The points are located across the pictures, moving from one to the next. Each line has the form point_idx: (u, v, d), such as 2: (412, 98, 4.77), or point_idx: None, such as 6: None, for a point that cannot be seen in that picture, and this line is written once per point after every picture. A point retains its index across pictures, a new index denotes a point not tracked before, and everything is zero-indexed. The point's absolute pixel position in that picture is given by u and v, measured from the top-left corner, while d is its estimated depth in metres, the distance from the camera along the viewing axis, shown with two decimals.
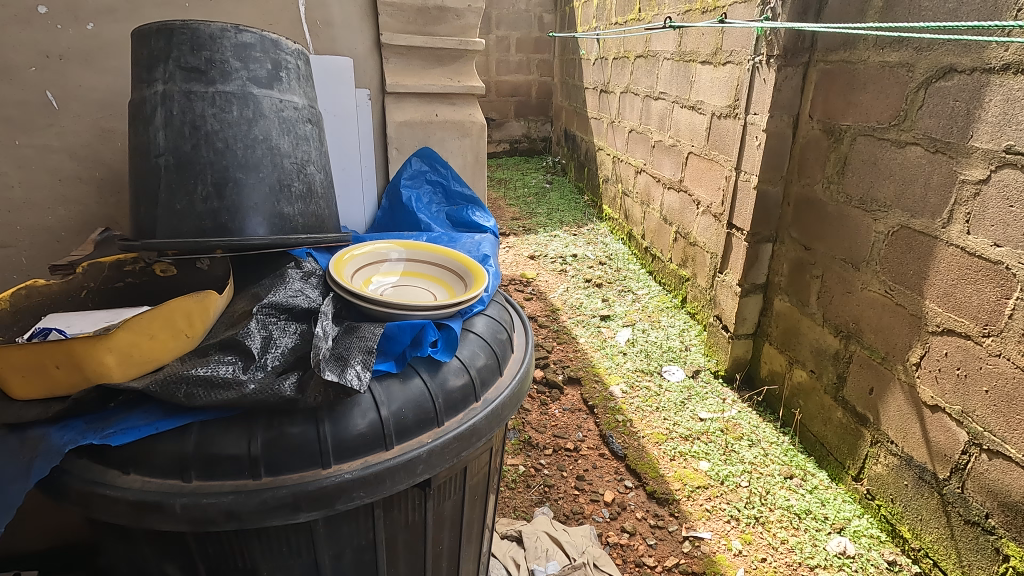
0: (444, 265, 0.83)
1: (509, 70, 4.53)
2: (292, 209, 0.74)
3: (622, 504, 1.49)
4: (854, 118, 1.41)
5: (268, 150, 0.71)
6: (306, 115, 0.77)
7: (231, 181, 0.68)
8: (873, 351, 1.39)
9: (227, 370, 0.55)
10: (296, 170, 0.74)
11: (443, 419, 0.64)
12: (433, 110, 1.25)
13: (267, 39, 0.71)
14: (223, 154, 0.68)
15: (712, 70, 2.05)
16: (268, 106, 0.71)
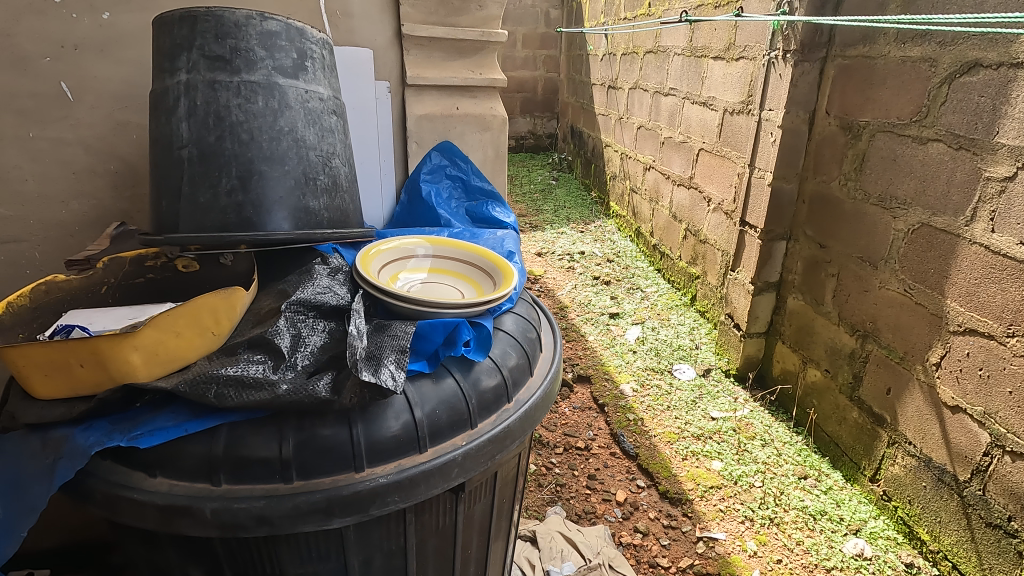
0: (472, 262, 0.82)
1: (515, 66, 4.51)
2: (316, 203, 0.72)
3: (634, 503, 1.48)
4: (873, 114, 1.39)
5: (294, 143, 0.70)
6: (331, 106, 0.75)
7: (256, 174, 0.67)
8: (891, 350, 1.37)
9: (257, 370, 0.54)
10: (321, 163, 0.73)
11: (476, 421, 0.62)
12: (455, 103, 1.24)
13: (292, 28, 0.69)
14: (248, 146, 0.66)
15: (724, 65, 2.03)
16: (293, 97, 0.69)
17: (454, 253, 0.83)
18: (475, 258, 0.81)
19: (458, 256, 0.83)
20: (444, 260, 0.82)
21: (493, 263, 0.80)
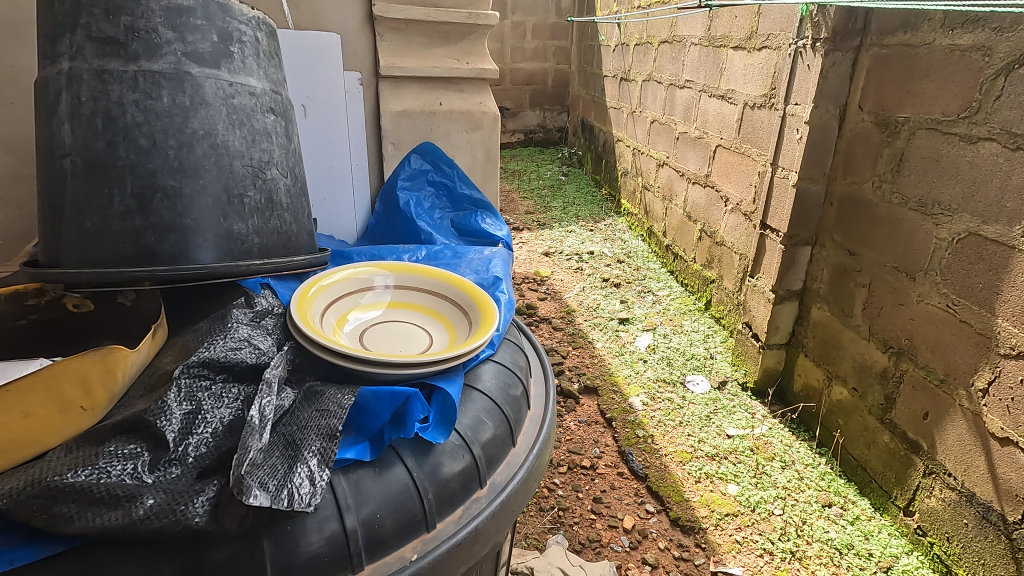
0: (440, 292, 0.85)
1: (525, 57, 4.37)
2: (240, 228, 0.67)
3: (643, 531, 1.37)
4: (914, 109, 1.25)
5: (213, 148, 0.63)
6: (264, 105, 0.69)
7: (161, 189, 0.61)
8: (929, 372, 1.24)
9: (123, 472, 0.49)
10: (249, 174, 0.67)
11: (433, 521, 0.61)
12: (438, 99, 1.33)
13: (212, 5, 0.62)
14: (147, 154, 0.60)
15: (745, 56, 1.89)
16: (211, 92, 0.63)
17: (421, 281, 0.86)
18: (445, 289, 0.85)
19: (425, 286, 0.86)
20: (411, 292, 0.85)
21: (467, 299, 0.82)
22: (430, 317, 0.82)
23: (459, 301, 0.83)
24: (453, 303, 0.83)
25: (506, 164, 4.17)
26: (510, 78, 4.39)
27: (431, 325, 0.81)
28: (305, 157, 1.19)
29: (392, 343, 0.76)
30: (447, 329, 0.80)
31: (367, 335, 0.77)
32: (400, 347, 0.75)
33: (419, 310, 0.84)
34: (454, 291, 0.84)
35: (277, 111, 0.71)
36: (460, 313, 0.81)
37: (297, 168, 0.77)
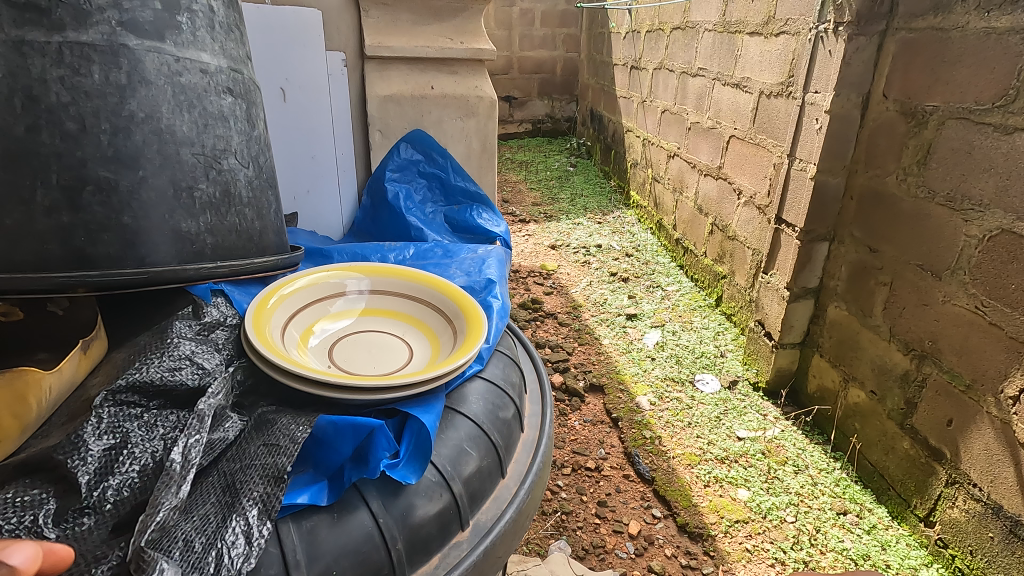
0: (418, 297, 0.89)
1: (533, 46, 4.27)
2: (187, 226, 0.66)
3: (649, 538, 1.32)
4: (944, 98, 1.17)
5: (156, 132, 0.62)
6: (219, 85, 0.68)
7: (94, 180, 0.60)
8: (954, 376, 1.17)
9: (33, 517, 0.50)
10: (199, 165, 0.67)
11: (405, 567, 0.61)
12: (429, 83, 1.34)
13: None
14: (78, 140, 0.58)
15: (762, 42, 1.81)
16: (153, 71, 0.61)
17: (398, 284, 0.90)
18: (422, 292, 0.89)
19: (402, 290, 0.90)
20: (388, 298, 0.89)
21: (450, 311, 0.85)
22: (409, 324, 0.86)
23: (439, 305, 0.87)
24: (431, 310, 0.87)
25: (513, 155, 4.10)
26: (518, 67, 4.30)
27: (412, 334, 0.85)
28: (289, 143, 1.25)
29: (369, 355, 0.80)
30: (426, 336, 0.84)
31: (342, 344, 0.81)
32: (377, 359, 0.79)
33: (399, 317, 0.88)
34: (432, 295, 0.88)
35: (234, 91, 0.71)
36: (440, 319, 0.85)
37: (258, 157, 0.77)
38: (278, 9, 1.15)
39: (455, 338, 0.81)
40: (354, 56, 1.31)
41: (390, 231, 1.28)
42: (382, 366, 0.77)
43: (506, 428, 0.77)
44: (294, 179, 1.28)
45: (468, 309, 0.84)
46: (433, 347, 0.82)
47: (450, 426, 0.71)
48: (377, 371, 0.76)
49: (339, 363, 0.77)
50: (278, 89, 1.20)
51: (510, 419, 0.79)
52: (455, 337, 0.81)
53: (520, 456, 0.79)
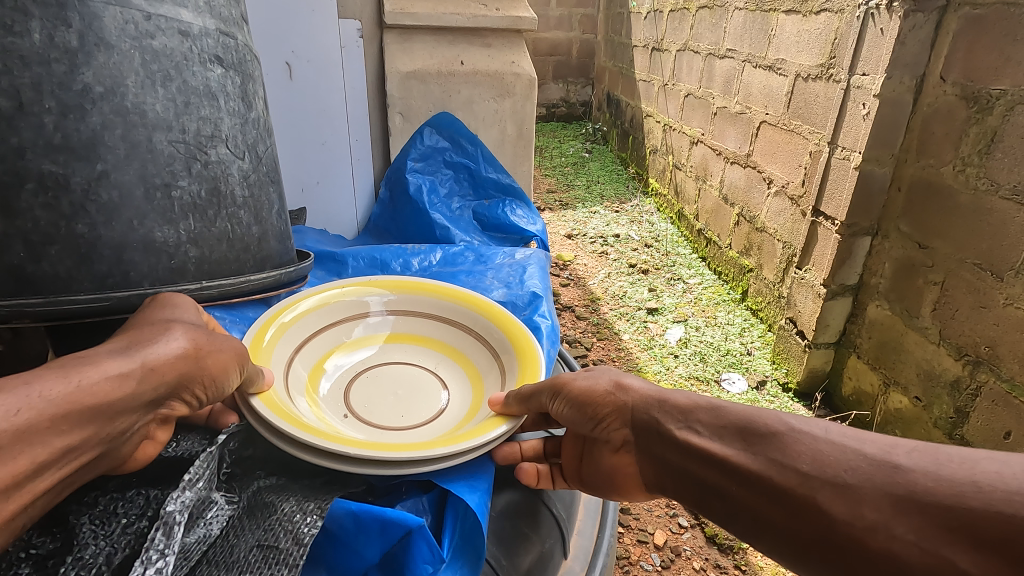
0: (454, 320, 0.81)
1: (548, 27, 4.13)
2: (162, 233, 0.65)
3: (675, 549, 1.24)
4: (1014, 80, 1.07)
5: (121, 111, 0.59)
6: (204, 53, 0.65)
7: (52, 174, 0.57)
8: (1015, 386, 1.09)
9: None
10: (177, 155, 0.64)
11: None
12: (459, 58, 1.26)
13: None
14: (15, 122, 0.54)
15: (800, 21, 1.69)
16: (116, 37, 0.56)
17: (433, 304, 0.83)
18: (461, 316, 0.81)
19: (438, 312, 0.83)
20: (420, 320, 0.83)
21: (490, 340, 0.78)
22: (443, 353, 0.80)
23: (480, 335, 0.79)
24: (471, 340, 0.80)
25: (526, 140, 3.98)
26: (533, 48, 4.16)
27: (445, 365, 0.78)
28: (297, 132, 1.17)
29: (396, 397, 0.73)
30: (464, 371, 0.78)
31: (364, 383, 0.75)
32: (406, 401, 0.72)
33: (431, 343, 0.81)
34: (473, 319, 0.80)
35: (223, 61, 0.67)
36: (480, 351, 0.78)
37: (254, 145, 0.76)
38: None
39: (498, 381, 0.73)
40: (371, 27, 1.23)
41: (413, 230, 1.20)
42: (412, 412, 0.71)
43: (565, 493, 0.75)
44: (303, 168, 1.21)
45: (515, 343, 0.75)
46: (470, 388, 0.75)
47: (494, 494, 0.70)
48: (407, 423, 0.69)
49: (361, 408, 0.70)
50: (285, 64, 1.11)
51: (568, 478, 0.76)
52: (498, 380, 0.73)
53: (585, 527, 0.75)
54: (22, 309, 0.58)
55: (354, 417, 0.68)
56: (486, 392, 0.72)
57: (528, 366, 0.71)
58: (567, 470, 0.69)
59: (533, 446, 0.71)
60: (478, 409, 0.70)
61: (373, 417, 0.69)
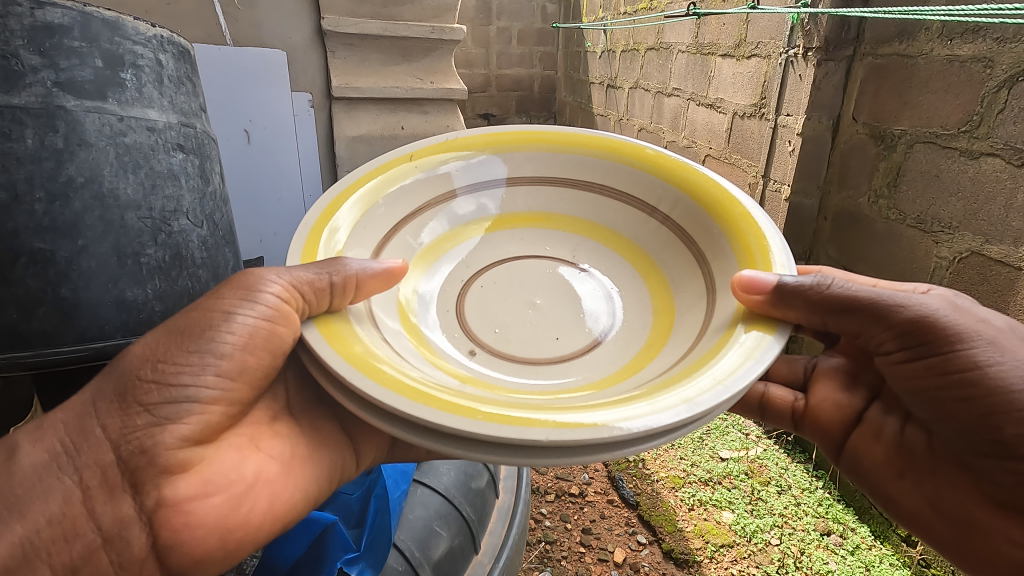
0: (583, 182, 0.73)
1: (511, 64, 4.28)
2: (133, 293, 0.72)
3: (634, 565, 1.29)
4: (912, 121, 1.16)
5: (98, 196, 0.67)
6: (168, 142, 0.74)
7: (42, 253, 0.65)
8: None
9: None
10: (148, 228, 0.72)
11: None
12: (399, 123, 1.40)
13: (92, 19, 0.64)
14: (10, 210, 0.62)
15: (733, 64, 1.81)
16: (93, 131, 0.66)
17: (552, 160, 0.74)
18: (592, 170, 0.73)
19: (559, 174, 0.74)
20: (536, 188, 0.74)
21: (652, 190, 0.69)
22: (577, 233, 0.73)
23: (635, 196, 0.71)
24: (616, 206, 0.72)
25: None
26: (496, 85, 4.30)
27: (583, 251, 0.73)
28: (257, 184, 1.34)
29: (534, 312, 0.67)
30: (610, 250, 0.72)
31: (483, 295, 0.68)
32: (550, 318, 0.66)
33: (557, 221, 0.74)
34: (611, 172, 0.72)
35: (184, 147, 0.76)
36: (632, 219, 0.71)
37: (212, 214, 0.83)
38: (240, 49, 1.23)
39: (681, 268, 0.65)
40: (321, 97, 1.38)
41: None
42: (568, 333, 0.65)
43: (479, 499, 0.97)
44: (260, 224, 1.37)
45: (700, 191, 0.65)
46: (641, 282, 0.68)
47: (421, 498, 0.90)
48: (560, 350, 0.63)
49: (493, 337, 0.64)
50: (242, 131, 1.28)
51: (483, 487, 0.98)
52: (680, 264, 0.65)
53: (495, 527, 0.98)
54: (10, 360, 0.66)
55: (488, 352, 0.62)
56: (672, 285, 0.65)
57: (741, 226, 0.60)
58: (883, 468, 0.73)
59: (784, 395, 0.82)
60: (673, 312, 0.62)
61: (515, 346, 0.63)
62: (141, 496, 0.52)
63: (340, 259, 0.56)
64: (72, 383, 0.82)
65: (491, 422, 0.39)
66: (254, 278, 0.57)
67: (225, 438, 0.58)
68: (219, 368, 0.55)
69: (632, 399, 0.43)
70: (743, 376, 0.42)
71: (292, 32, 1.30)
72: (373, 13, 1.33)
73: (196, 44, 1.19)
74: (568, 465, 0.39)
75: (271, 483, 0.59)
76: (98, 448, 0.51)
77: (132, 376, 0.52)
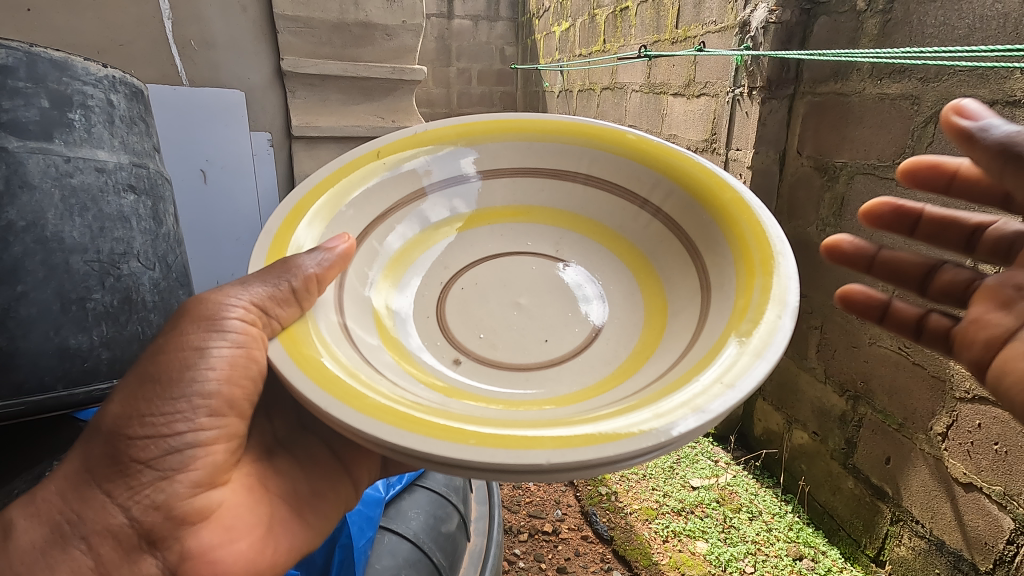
0: (563, 172, 0.70)
1: (472, 103, 4.37)
2: (77, 340, 0.69)
3: None
4: (851, 154, 1.24)
5: (41, 240, 0.64)
6: (119, 183, 0.71)
7: None
8: (888, 416, 1.20)
9: None
10: (93, 271, 0.69)
11: None
12: None
13: (38, 58, 0.63)
14: None
15: (684, 102, 1.90)
16: (36, 172, 0.63)
17: (529, 146, 0.70)
18: (573, 159, 0.69)
19: (534, 164, 0.70)
20: (514, 181, 0.71)
21: (638, 170, 0.67)
22: (557, 225, 0.71)
23: (616, 182, 0.68)
24: (599, 196, 0.70)
25: None
26: None
27: (566, 244, 0.70)
28: (216, 227, 1.34)
29: (519, 313, 0.65)
30: (594, 244, 0.70)
31: (465, 300, 0.66)
32: (536, 320, 0.64)
33: (539, 215, 0.71)
34: (593, 161, 0.69)
35: (136, 188, 0.74)
36: (617, 210, 0.69)
37: (165, 256, 0.80)
38: (197, 90, 1.23)
39: (670, 260, 0.63)
40: (281, 137, 1.38)
41: None
42: (556, 334, 0.63)
43: (450, 544, 0.93)
44: (217, 267, 1.36)
45: (683, 174, 0.63)
46: (629, 277, 0.66)
47: (388, 547, 0.87)
48: (550, 352, 0.61)
49: (479, 343, 0.62)
50: (199, 170, 1.28)
51: (453, 531, 0.95)
52: (669, 256, 0.63)
53: (467, 572, 0.94)
54: None
55: (473, 359, 0.60)
56: (662, 277, 0.63)
57: (728, 204, 0.57)
58: None
59: None
60: (665, 307, 0.60)
61: (502, 351, 0.61)
62: (162, 553, 0.51)
63: (293, 257, 0.53)
64: (18, 442, 0.76)
65: (486, 447, 0.37)
66: (214, 305, 0.53)
67: (233, 480, 0.57)
68: (210, 408, 0.52)
69: (635, 408, 0.41)
70: (751, 375, 0.40)
71: (252, 73, 1.30)
72: (334, 54, 1.33)
73: (151, 85, 1.19)
74: (575, 481, 0.37)
75: (287, 522, 0.60)
76: (105, 513, 0.49)
77: (120, 437, 0.49)
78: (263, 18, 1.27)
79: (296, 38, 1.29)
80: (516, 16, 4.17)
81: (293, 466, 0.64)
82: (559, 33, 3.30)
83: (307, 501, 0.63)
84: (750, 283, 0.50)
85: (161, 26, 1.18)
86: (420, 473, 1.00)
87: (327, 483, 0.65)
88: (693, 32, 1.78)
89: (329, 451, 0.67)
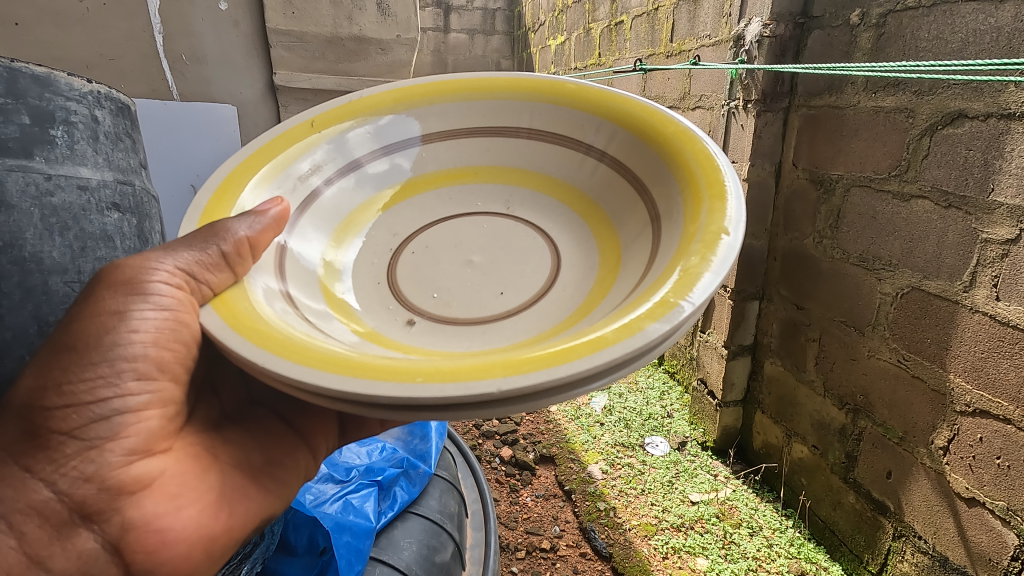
0: (505, 129, 0.70)
1: None
2: None
3: None
4: (846, 167, 1.23)
5: (18, 261, 0.62)
6: (102, 202, 0.71)
7: None
8: (888, 429, 1.19)
9: None
10: (72, 291, 0.67)
11: None
12: None
13: (17, 72, 0.62)
14: None
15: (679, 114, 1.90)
16: (15, 191, 0.62)
17: (465, 107, 0.70)
18: (516, 115, 0.69)
19: (478, 123, 0.70)
20: (455, 143, 0.71)
21: (581, 114, 0.66)
22: (505, 184, 0.69)
23: (559, 133, 0.68)
24: (543, 149, 0.69)
25: None
26: None
27: (517, 201, 0.68)
28: None
29: (472, 271, 0.62)
30: (545, 198, 0.68)
31: (414, 264, 0.63)
32: (490, 274, 0.62)
33: (483, 175, 0.70)
34: (534, 115, 0.69)
35: (120, 206, 0.74)
36: (562, 160, 0.68)
37: None
38: (187, 104, 1.22)
39: (620, 203, 0.62)
40: None
41: None
42: (512, 285, 0.60)
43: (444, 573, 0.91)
44: None
45: (626, 115, 0.63)
46: (582, 224, 0.64)
47: None
48: (504, 302, 0.58)
49: (431, 304, 0.59)
50: (189, 186, 1.26)
51: (447, 560, 0.94)
52: (617, 198, 0.62)
53: None
54: None
55: (428, 319, 0.57)
56: (614, 219, 0.62)
57: (671, 139, 0.57)
58: None
59: None
60: (618, 246, 0.59)
61: (456, 309, 0.58)
62: (97, 526, 0.50)
63: (223, 223, 0.52)
64: None
65: (434, 383, 0.35)
66: (133, 270, 0.54)
67: (176, 448, 0.55)
68: (137, 371, 0.52)
69: (584, 331, 0.40)
70: (702, 289, 0.40)
71: (243, 88, 1.30)
72: (327, 68, 1.35)
73: (139, 100, 1.17)
74: (529, 412, 0.36)
75: (242, 489, 0.57)
76: (26, 489, 0.48)
77: (36, 409, 0.48)
78: (254, 31, 1.27)
79: (288, 52, 1.29)
80: (512, 31, 4.19)
81: (244, 436, 0.61)
82: (555, 47, 3.32)
83: (262, 469, 0.60)
84: (697, 208, 0.49)
85: (153, 40, 1.17)
86: (412, 500, 0.98)
87: (283, 451, 0.63)
88: (688, 46, 1.79)
89: (282, 421, 0.66)
